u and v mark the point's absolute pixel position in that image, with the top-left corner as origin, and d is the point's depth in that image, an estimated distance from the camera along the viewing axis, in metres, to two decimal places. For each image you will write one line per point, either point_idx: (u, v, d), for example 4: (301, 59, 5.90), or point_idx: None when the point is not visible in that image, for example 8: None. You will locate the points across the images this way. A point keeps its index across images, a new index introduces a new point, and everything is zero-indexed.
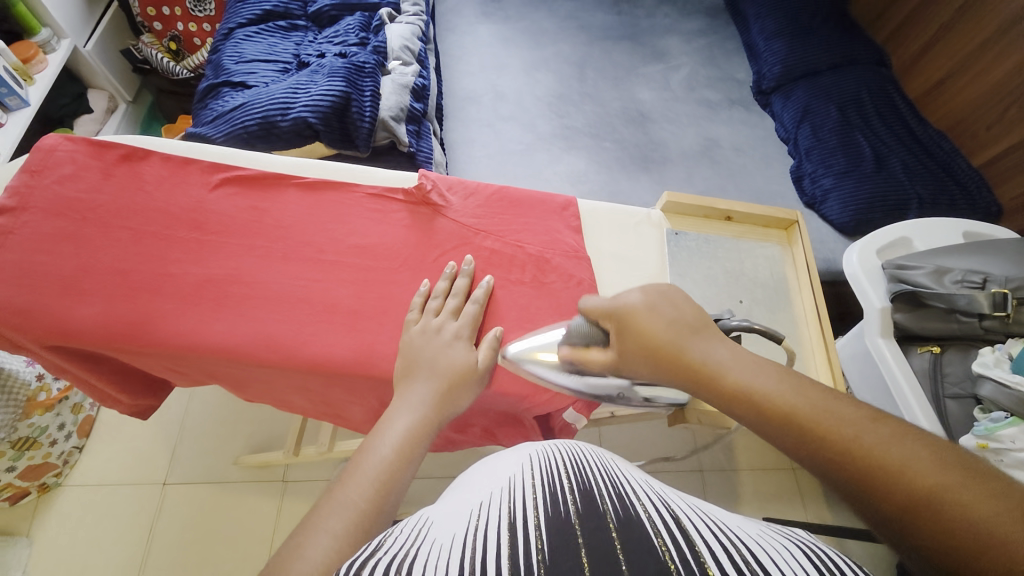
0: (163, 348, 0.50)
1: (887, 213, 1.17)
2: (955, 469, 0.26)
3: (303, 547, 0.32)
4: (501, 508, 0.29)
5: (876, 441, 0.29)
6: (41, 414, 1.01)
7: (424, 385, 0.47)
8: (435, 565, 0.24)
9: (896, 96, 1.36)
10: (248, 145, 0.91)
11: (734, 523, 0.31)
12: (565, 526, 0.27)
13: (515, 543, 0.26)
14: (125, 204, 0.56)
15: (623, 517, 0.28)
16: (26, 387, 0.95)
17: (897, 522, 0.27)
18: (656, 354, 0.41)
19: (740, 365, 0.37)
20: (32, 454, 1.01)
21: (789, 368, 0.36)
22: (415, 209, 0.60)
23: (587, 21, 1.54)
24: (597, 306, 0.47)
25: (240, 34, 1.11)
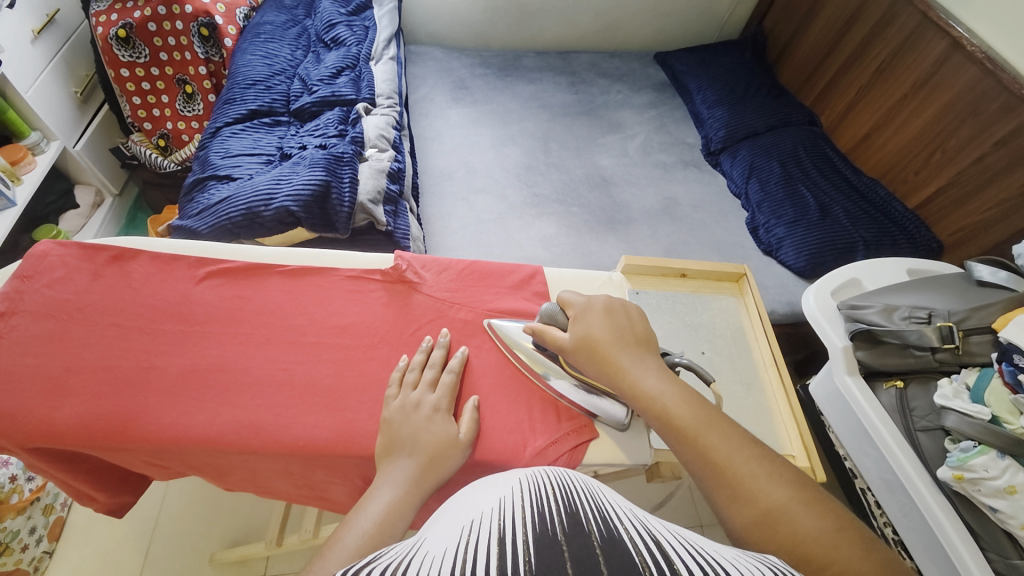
0: (145, 443, 0.51)
1: (838, 256, 1.25)
2: (802, 504, 0.41)
3: None
4: (491, 525, 0.30)
5: (755, 478, 0.43)
6: (13, 517, 0.97)
7: (405, 462, 0.49)
8: (427, 574, 0.26)
9: (828, 150, 1.51)
10: (233, 235, 0.95)
11: (712, 547, 0.32)
12: (552, 541, 0.28)
13: (505, 555, 0.27)
14: (113, 303, 0.59)
15: (608, 537, 0.30)
16: None
17: (759, 533, 0.40)
18: (605, 364, 0.52)
19: (663, 386, 0.50)
20: (3, 562, 0.98)
21: (699, 400, 0.49)
22: (391, 287, 0.64)
23: (548, 101, 1.70)
24: (569, 298, 0.59)
25: (227, 132, 1.20)
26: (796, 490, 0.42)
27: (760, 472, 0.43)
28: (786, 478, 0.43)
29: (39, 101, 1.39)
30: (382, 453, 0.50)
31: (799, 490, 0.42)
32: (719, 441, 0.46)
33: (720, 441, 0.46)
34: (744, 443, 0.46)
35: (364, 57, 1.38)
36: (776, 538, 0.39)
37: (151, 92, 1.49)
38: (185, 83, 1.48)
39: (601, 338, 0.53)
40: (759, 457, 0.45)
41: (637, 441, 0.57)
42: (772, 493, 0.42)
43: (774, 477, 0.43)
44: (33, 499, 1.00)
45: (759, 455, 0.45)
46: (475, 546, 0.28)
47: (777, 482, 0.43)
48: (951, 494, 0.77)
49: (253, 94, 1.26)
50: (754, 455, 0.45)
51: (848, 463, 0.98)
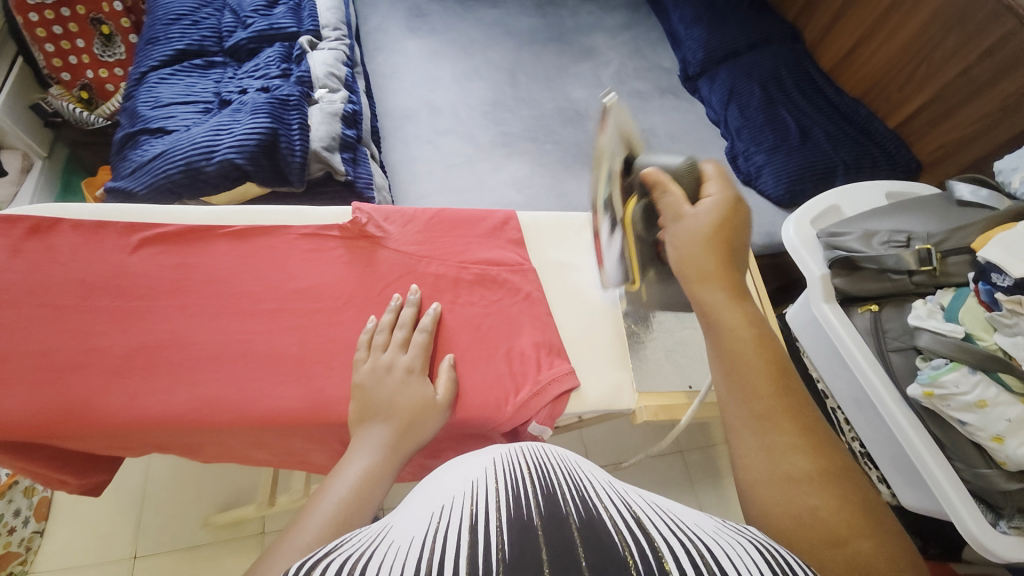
0: (100, 428, 0.47)
1: (817, 182, 1.23)
2: (825, 478, 0.38)
3: None
4: (463, 509, 0.28)
5: (785, 442, 0.39)
6: None
7: (380, 428, 0.45)
8: (390, 568, 0.23)
9: (811, 69, 1.43)
10: (174, 195, 0.86)
11: (690, 518, 0.31)
12: (526, 524, 0.26)
13: (477, 545, 0.25)
14: (39, 281, 0.53)
15: (586, 517, 0.28)
16: None
17: (768, 498, 0.38)
18: (686, 260, 0.45)
19: (720, 319, 0.44)
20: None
21: (753, 345, 0.43)
22: (353, 243, 0.58)
23: (513, 26, 1.56)
24: (703, 172, 0.48)
25: (154, 78, 1.06)
26: (822, 463, 0.38)
27: (790, 435, 0.39)
28: (815, 447, 0.39)
29: None
30: (355, 419, 0.47)
31: (826, 464, 0.38)
32: (759, 393, 0.41)
33: (761, 393, 0.41)
34: (786, 402, 0.41)
35: None
36: (786, 509, 0.36)
37: (65, 37, 1.32)
38: (101, 23, 1.33)
39: (701, 230, 0.45)
40: (789, 413, 0.40)
41: (620, 384, 0.56)
42: (783, 462, 0.38)
43: (804, 444, 0.39)
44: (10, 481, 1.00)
45: (791, 410, 0.40)
46: (447, 535, 0.26)
47: (797, 450, 0.39)
48: (920, 410, 0.80)
49: (178, 31, 1.11)
50: (791, 414, 0.40)
51: (821, 387, 1.02)
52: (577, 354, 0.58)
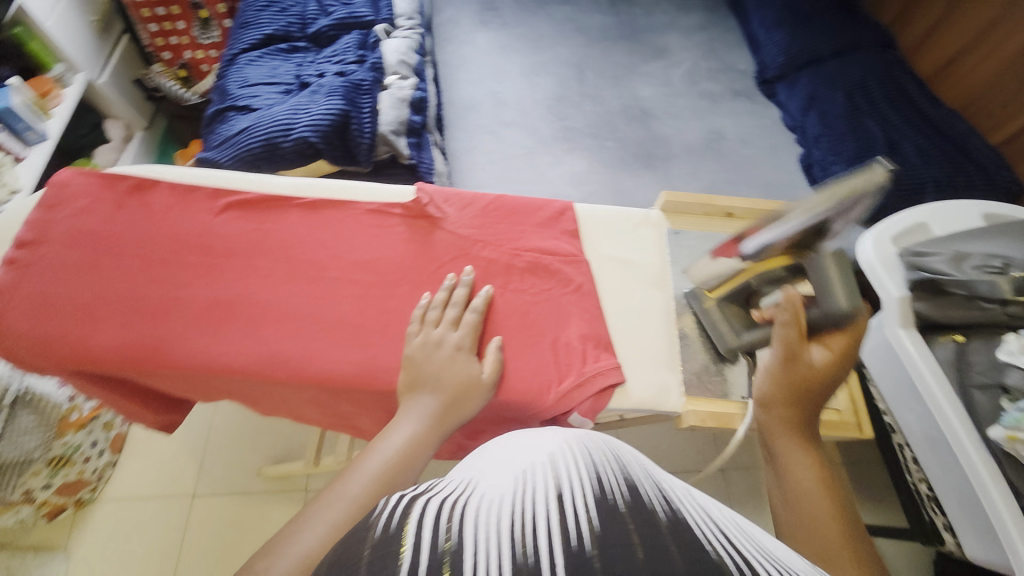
0: (178, 371, 0.52)
1: (901, 197, 1.13)
2: None
3: (297, 533, 0.37)
4: (548, 479, 0.29)
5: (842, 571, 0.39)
6: (74, 433, 1.08)
7: (426, 401, 0.47)
8: (485, 524, 0.25)
9: (905, 77, 1.32)
10: (254, 167, 0.92)
11: (773, 544, 0.30)
12: (613, 510, 0.27)
13: (566, 520, 0.26)
14: (137, 234, 0.58)
15: (673, 517, 0.28)
16: (59, 407, 1.05)
17: None
18: (782, 393, 0.50)
19: (791, 454, 0.48)
20: (66, 472, 1.08)
21: (821, 480, 0.46)
22: (413, 222, 0.60)
23: (584, 22, 1.55)
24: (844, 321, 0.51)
25: (244, 59, 1.15)
26: None
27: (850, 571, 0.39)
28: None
29: (60, 28, 1.36)
30: (404, 387, 0.49)
31: None
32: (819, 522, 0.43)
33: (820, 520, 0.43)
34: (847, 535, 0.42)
35: None
36: None
37: (167, 19, 1.43)
38: (199, 8, 1.42)
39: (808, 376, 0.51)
40: (852, 552, 0.41)
41: (667, 386, 0.54)
42: None
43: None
44: (91, 417, 1.10)
45: (855, 551, 0.41)
46: (535, 500, 0.27)
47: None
48: (1002, 455, 0.72)
49: (269, 17, 1.19)
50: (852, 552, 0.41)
51: (887, 418, 0.95)
52: (625, 351, 0.56)
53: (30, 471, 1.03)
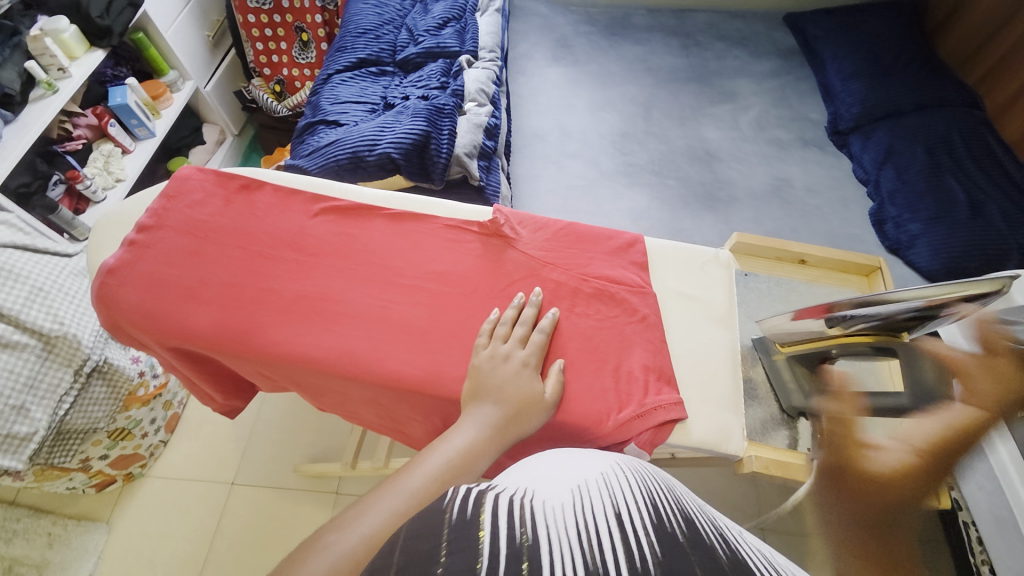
0: (263, 356, 0.56)
1: (984, 263, 1.08)
2: None
3: (361, 516, 0.39)
4: (608, 502, 0.32)
5: None
6: (137, 408, 1.18)
7: (490, 411, 0.49)
8: (552, 532, 0.28)
9: (992, 138, 1.26)
10: (338, 177, 0.99)
11: None
12: (673, 539, 0.30)
13: (625, 541, 0.29)
14: (240, 227, 0.64)
15: (732, 558, 0.30)
16: (128, 381, 1.12)
17: None
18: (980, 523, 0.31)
19: None
20: (124, 445, 1.19)
21: None
22: (488, 240, 0.63)
23: (655, 64, 1.60)
24: None
25: (337, 80, 1.25)
26: None
27: None
28: None
29: (177, 40, 1.53)
30: (468, 395, 0.51)
31: None
32: None
33: None
34: None
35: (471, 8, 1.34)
36: None
37: (272, 39, 1.59)
38: (302, 31, 1.58)
39: None
40: None
41: (729, 428, 0.52)
42: None
43: None
44: (155, 394, 1.20)
45: None
46: (597, 518, 0.30)
47: None
48: None
49: (363, 43, 1.30)
50: None
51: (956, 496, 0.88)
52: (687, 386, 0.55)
53: (93, 439, 1.12)
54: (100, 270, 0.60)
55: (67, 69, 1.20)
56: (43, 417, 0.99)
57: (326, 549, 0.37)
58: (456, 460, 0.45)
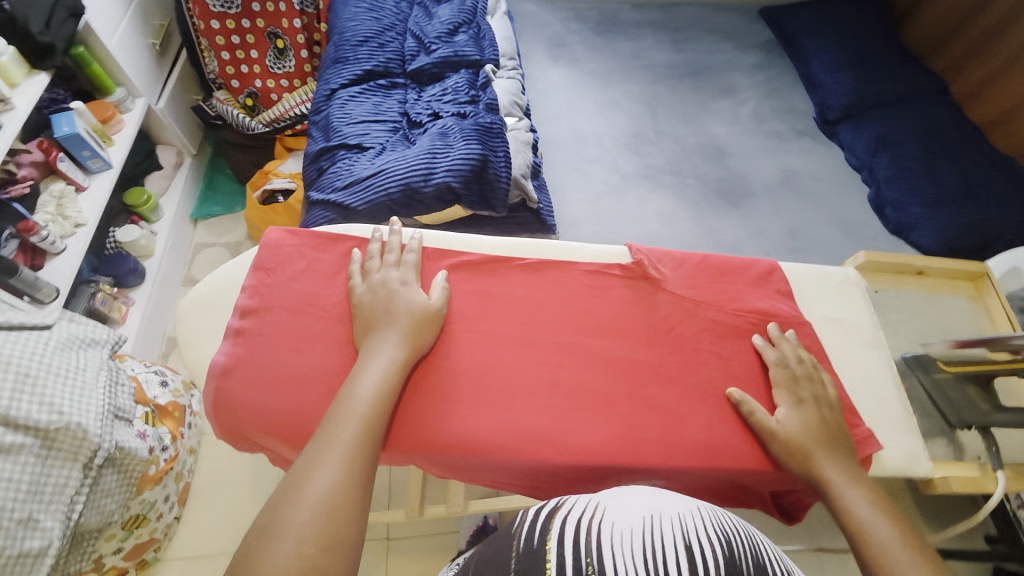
0: (437, 451, 0.50)
1: (978, 240, 1.20)
2: None
3: (307, 477, 0.40)
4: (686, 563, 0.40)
5: None
6: (150, 489, 0.98)
7: (392, 332, 0.50)
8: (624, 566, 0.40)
9: (965, 123, 1.40)
10: (390, 212, 0.91)
11: None
12: None
13: None
14: None
15: None
16: (140, 463, 0.90)
17: None
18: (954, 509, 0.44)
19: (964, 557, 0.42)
20: (139, 532, 1.01)
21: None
22: (634, 283, 0.61)
23: (651, 60, 1.60)
24: None
25: (345, 95, 1.13)
26: None
27: None
28: None
29: (124, 50, 1.30)
30: (372, 320, 0.52)
31: None
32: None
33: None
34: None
35: (480, 11, 1.27)
36: None
37: (240, 47, 1.42)
38: (277, 37, 1.41)
39: None
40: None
41: (916, 452, 0.55)
42: None
43: None
44: (167, 469, 1.00)
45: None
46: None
47: None
48: None
49: (366, 53, 1.17)
50: None
51: None
52: (866, 414, 0.57)
53: (106, 536, 0.93)
54: (211, 372, 0.51)
55: (10, 102, 0.99)
56: (57, 525, 0.72)
57: (304, 495, 0.39)
58: (381, 390, 0.47)
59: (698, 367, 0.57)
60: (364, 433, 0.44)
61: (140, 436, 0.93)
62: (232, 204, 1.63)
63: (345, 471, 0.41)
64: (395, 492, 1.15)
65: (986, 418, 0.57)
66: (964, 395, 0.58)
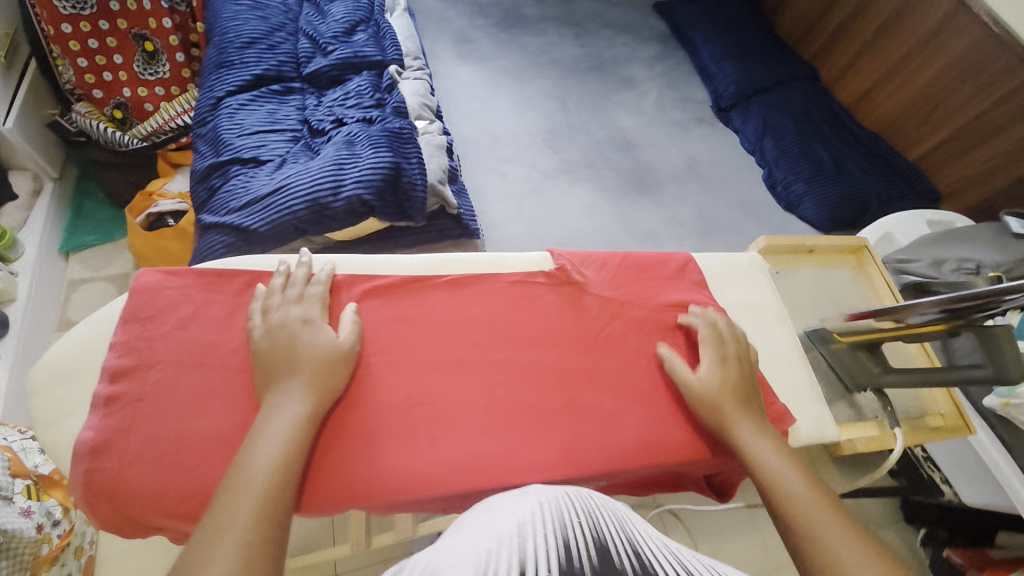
0: (371, 500, 0.47)
1: (854, 210, 1.35)
2: None
3: (202, 572, 0.33)
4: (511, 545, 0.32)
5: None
6: (46, 570, 0.80)
7: (295, 380, 0.45)
8: None
9: (834, 105, 1.57)
10: (297, 232, 0.84)
11: None
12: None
13: None
14: None
15: None
16: (29, 543, 0.75)
17: None
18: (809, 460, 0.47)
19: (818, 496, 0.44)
20: None
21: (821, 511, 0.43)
22: (560, 289, 0.61)
23: (557, 55, 1.61)
24: None
25: (232, 103, 1.01)
26: None
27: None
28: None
29: None
30: (273, 370, 0.46)
31: None
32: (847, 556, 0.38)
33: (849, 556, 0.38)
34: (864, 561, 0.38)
35: (378, 9, 1.21)
36: None
37: (100, 52, 1.23)
38: (145, 39, 1.25)
39: None
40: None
41: (825, 421, 0.60)
42: None
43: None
44: (64, 546, 0.82)
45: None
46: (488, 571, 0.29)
47: None
48: None
49: (255, 55, 1.06)
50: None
51: None
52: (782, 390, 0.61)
53: None
54: (79, 453, 0.45)
55: None
56: None
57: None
58: (285, 455, 0.41)
59: (630, 367, 0.58)
60: (267, 511, 0.37)
61: (24, 514, 0.76)
62: (110, 232, 1.42)
63: (248, 566, 0.34)
64: (336, 526, 1.08)
65: (877, 380, 0.64)
66: (858, 361, 0.65)
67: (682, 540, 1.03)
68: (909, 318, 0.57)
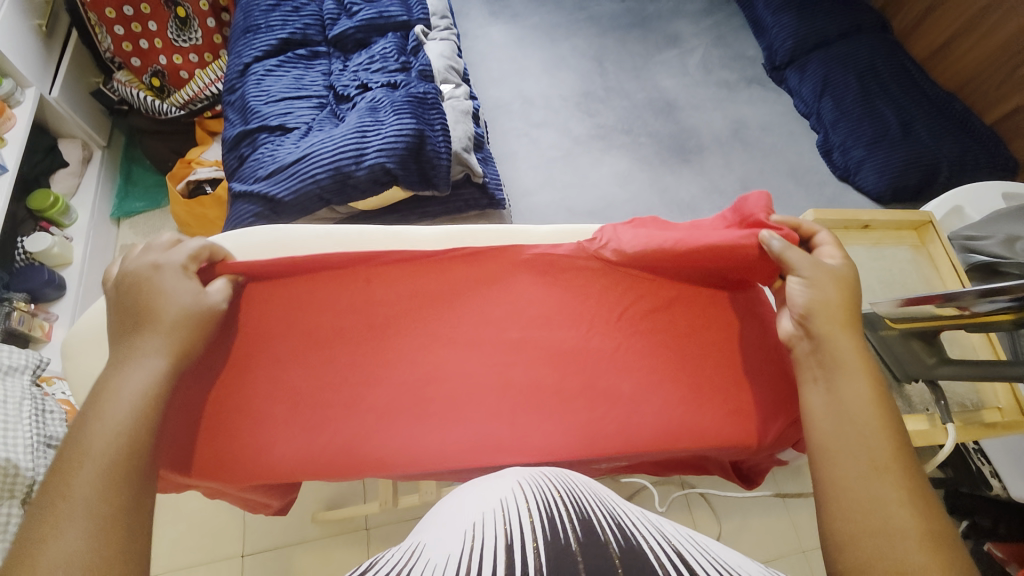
0: (381, 466, 0.52)
1: (921, 177, 1.22)
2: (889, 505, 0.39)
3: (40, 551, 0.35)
4: (493, 526, 0.34)
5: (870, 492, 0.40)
6: None
7: (151, 337, 0.47)
8: None
9: (906, 60, 1.39)
10: (323, 202, 0.84)
11: (730, 558, 0.34)
12: (564, 548, 0.31)
13: (507, 554, 0.31)
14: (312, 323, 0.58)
15: (626, 546, 0.32)
16: None
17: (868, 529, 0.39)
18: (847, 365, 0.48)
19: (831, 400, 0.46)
20: None
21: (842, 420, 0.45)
22: (582, 265, 0.61)
23: (595, 11, 1.51)
24: None
25: (259, 69, 1.00)
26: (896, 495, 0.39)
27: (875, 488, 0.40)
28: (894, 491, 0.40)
29: (7, 38, 1.14)
30: (130, 326, 0.48)
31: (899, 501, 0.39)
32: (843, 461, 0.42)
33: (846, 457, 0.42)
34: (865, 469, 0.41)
35: None
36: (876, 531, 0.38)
37: (136, 19, 1.26)
38: (177, 5, 1.25)
39: None
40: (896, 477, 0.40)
41: None
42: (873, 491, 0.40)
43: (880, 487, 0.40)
44: None
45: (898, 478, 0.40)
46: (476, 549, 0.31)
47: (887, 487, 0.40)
48: None
49: (280, 18, 1.04)
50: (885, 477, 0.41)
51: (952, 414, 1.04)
52: None
53: None
54: None
55: None
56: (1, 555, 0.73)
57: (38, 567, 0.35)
58: (131, 417, 0.43)
59: (656, 349, 0.57)
60: (107, 473, 0.40)
61: None
62: (157, 198, 1.48)
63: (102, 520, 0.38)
64: (368, 483, 1.13)
65: (930, 371, 0.59)
66: (909, 350, 0.59)
67: (707, 517, 1.02)
68: (974, 307, 0.50)
